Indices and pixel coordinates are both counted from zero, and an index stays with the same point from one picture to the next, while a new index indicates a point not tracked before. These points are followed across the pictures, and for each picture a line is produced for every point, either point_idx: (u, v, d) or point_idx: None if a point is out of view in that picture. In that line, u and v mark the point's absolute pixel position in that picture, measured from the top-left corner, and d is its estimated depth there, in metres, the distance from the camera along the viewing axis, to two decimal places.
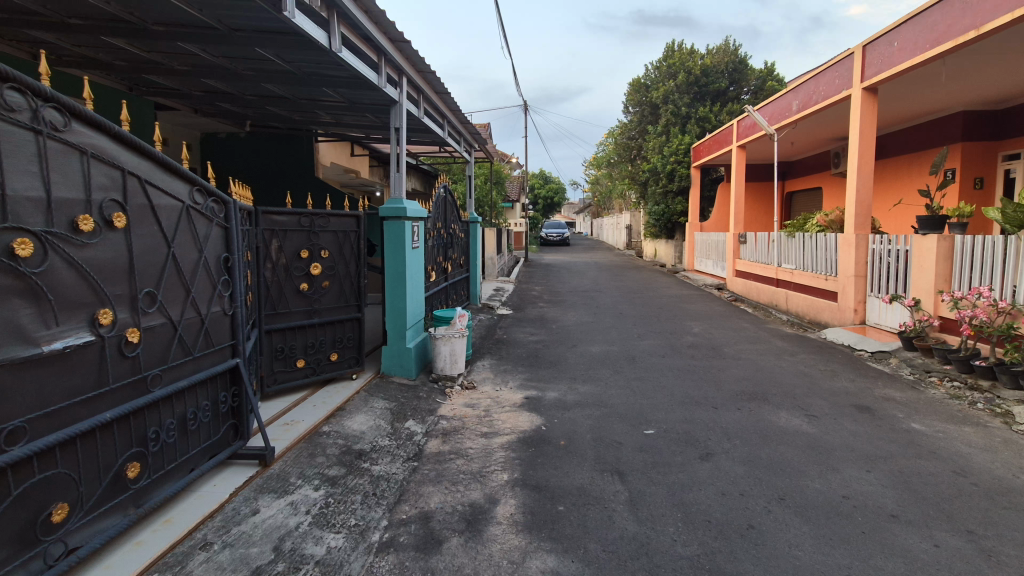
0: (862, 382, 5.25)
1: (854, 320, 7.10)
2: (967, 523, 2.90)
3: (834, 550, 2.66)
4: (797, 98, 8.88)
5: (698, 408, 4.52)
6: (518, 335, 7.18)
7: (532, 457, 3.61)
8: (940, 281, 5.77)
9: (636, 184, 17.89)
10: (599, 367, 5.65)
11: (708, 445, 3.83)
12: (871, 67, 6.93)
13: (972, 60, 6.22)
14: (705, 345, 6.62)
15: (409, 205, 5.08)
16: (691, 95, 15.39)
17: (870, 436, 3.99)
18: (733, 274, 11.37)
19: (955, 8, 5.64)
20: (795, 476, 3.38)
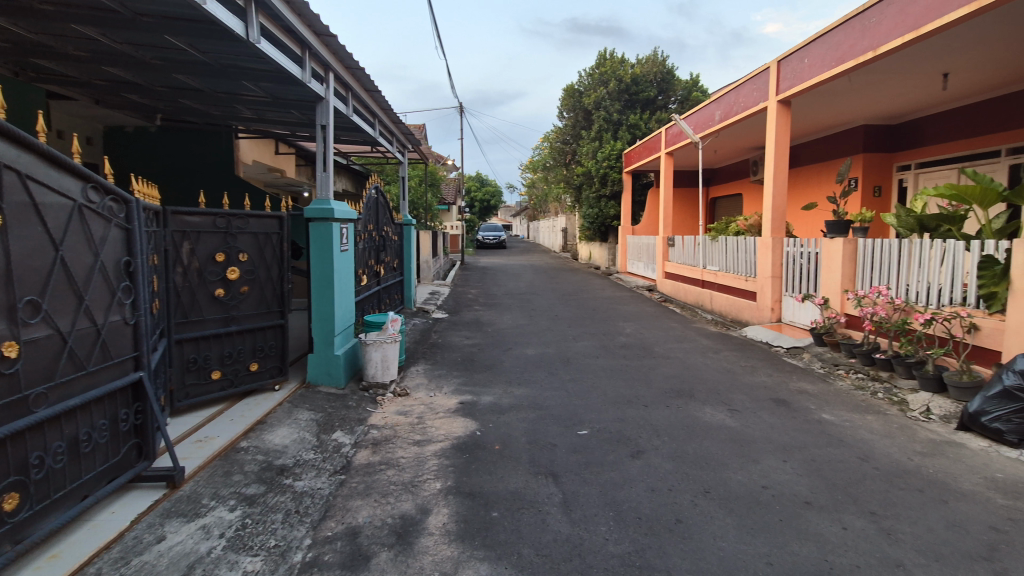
0: (779, 376, 5.59)
1: (771, 318, 7.57)
2: (870, 505, 3.13)
3: (755, 539, 2.79)
4: (719, 108, 9.38)
5: (629, 407, 4.63)
6: (453, 338, 7.08)
7: (466, 463, 3.55)
8: (845, 281, 6.25)
9: (571, 188, 18.25)
10: (534, 370, 5.67)
11: (638, 442, 3.91)
12: (785, 81, 7.42)
13: (870, 78, 6.81)
14: (636, 345, 6.82)
15: (337, 206, 4.87)
16: (622, 103, 15.91)
17: (786, 428, 4.23)
18: (663, 275, 11.82)
19: (855, 31, 6.16)
20: (719, 469, 3.53)
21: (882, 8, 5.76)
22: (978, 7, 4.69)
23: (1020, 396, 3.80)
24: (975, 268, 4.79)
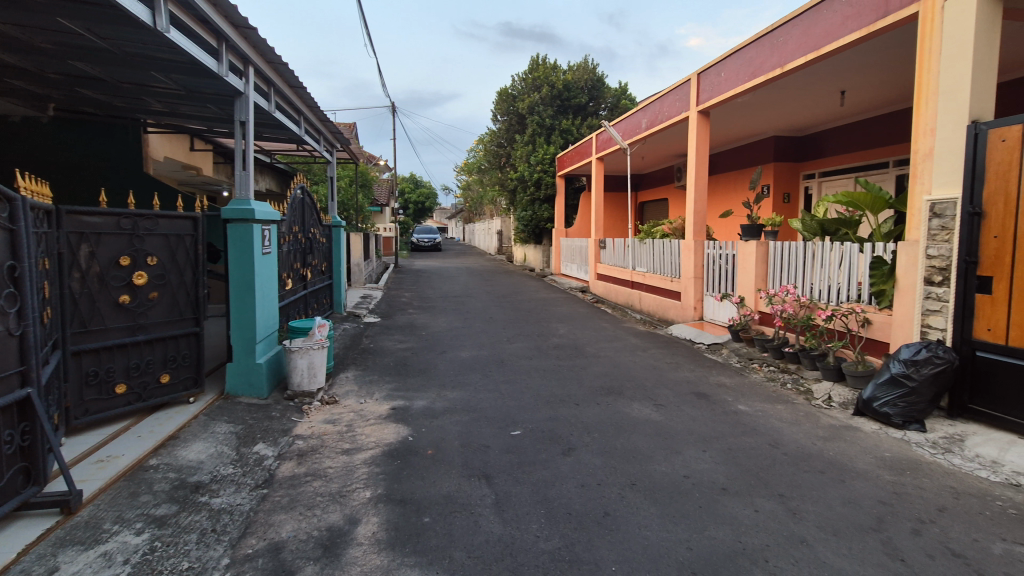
0: (700, 371, 5.92)
1: (694, 316, 7.99)
2: (779, 487, 3.38)
3: (676, 526, 2.93)
4: (645, 116, 9.79)
5: (561, 405, 4.73)
6: (386, 343, 6.94)
7: (398, 470, 3.49)
8: (759, 280, 6.71)
9: (505, 191, 18.40)
10: (468, 372, 5.66)
11: (569, 440, 4.01)
12: (704, 93, 7.86)
13: (779, 92, 7.36)
14: (569, 345, 6.98)
15: (258, 207, 4.65)
16: (554, 108, 16.26)
17: (706, 420, 4.48)
18: (595, 276, 12.17)
19: (765, 49, 6.64)
20: (645, 461, 3.69)
21: (788, 29, 6.25)
22: (868, 32, 5.21)
23: (904, 382, 4.26)
24: (867, 269, 5.30)
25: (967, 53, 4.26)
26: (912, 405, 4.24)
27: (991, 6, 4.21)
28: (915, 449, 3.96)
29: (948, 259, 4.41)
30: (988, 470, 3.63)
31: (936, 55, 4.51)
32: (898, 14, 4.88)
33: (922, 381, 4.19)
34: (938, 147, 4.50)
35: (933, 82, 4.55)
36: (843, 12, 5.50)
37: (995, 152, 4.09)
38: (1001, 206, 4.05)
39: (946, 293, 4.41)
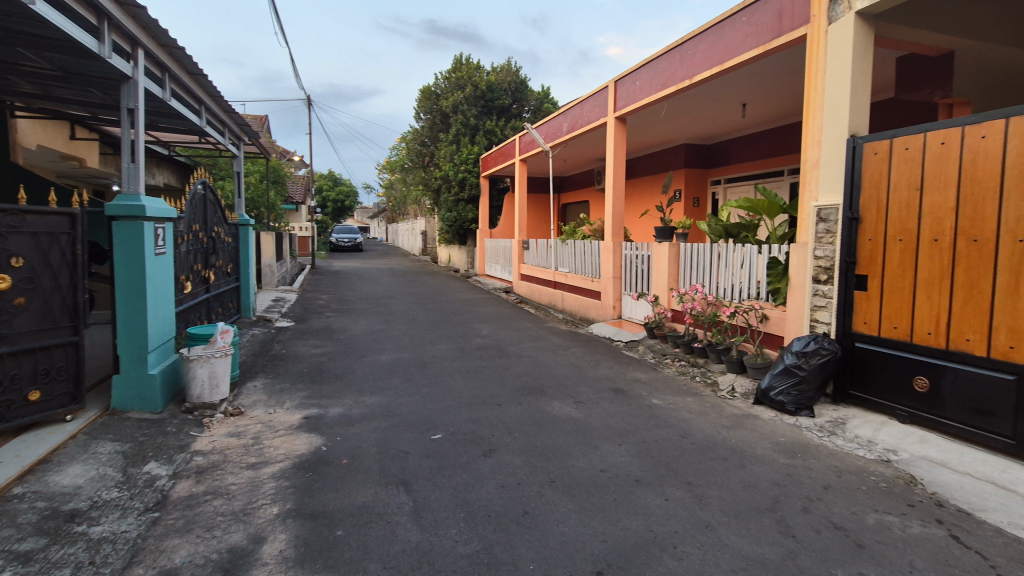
0: (617, 368, 6.14)
1: (613, 315, 8.29)
2: (687, 476, 3.57)
3: (593, 520, 3.01)
4: (566, 120, 10.02)
5: (483, 407, 4.72)
6: (299, 348, 6.60)
7: (309, 482, 3.31)
8: (671, 280, 7.08)
9: (429, 191, 18.18)
10: (388, 376, 5.51)
11: (491, 441, 4.00)
12: (621, 100, 8.17)
13: (688, 102, 7.82)
14: (492, 346, 6.99)
15: (150, 203, 4.25)
16: (478, 108, 16.27)
17: (622, 415, 4.65)
18: (519, 277, 12.30)
19: (675, 61, 7.02)
20: (564, 458, 3.76)
21: (696, 43, 6.64)
22: (765, 50, 5.65)
23: (795, 372, 4.67)
24: (765, 269, 5.74)
25: (846, 74, 4.72)
26: (802, 393, 4.65)
27: (866, 32, 4.70)
28: (805, 433, 4.34)
29: (832, 259, 4.88)
30: (865, 448, 4.05)
31: (821, 74, 4.97)
32: (790, 35, 5.33)
33: (810, 371, 4.61)
34: (823, 157, 4.96)
35: (819, 99, 5.01)
36: (743, 30, 5.93)
37: (869, 163, 4.58)
38: (874, 213, 4.55)
39: (830, 290, 4.87)
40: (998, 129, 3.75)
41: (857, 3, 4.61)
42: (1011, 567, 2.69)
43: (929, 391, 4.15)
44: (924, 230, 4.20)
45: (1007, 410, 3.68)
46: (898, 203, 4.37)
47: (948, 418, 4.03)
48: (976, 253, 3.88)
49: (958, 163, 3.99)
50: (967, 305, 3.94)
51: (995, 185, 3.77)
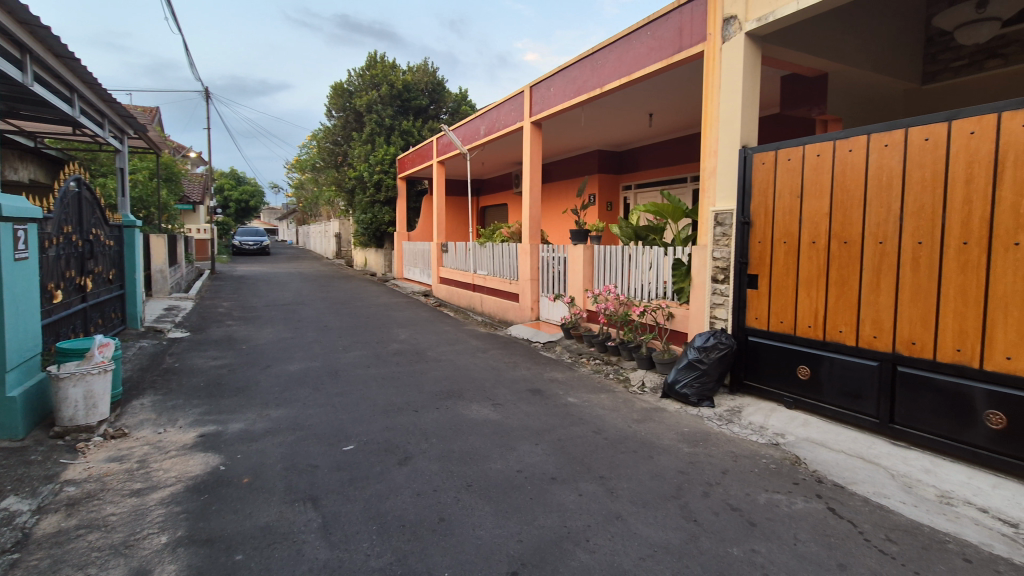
0: (535, 368, 6.24)
1: (531, 316, 8.44)
2: (599, 470, 3.70)
3: (509, 520, 3.03)
4: (483, 123, 10.05)
5: (399, 414, 4.61)
6: (196, 361, 6.09)
7: (205, 506, 3.06)
8: (586, 281, 7.32)
9: (342, 192, 17.52)
10: (296, 388, 5.22)
11: (406, 449, 3.91)
12: (536, 105, 8.34)
13: (599, 110, 8.13)
14: (409, 350, 6.86)
15: (7, 201, 3.74)
16: (394, 108, 15.94)
17: (538, 414, 4.73)
18: (438, 280, 12.17)
19: (586, 69, 7.28)
20: (481, 461, 3.75)
21: (605, 53, 6.93)
22: (667, 63, 6.00)
23: (697, 365, 4.99)
24: (670, 270, 6.08)
25: (737, 89, 5.13)
26: (704, 384, 4.99)
27: (754, 53, 5.14)
28: (705, 422, 4.66)
29: (727, 260, 5.28)
30: (758, 434, 4.41)
31: (716, 89, 5.37)
32: (689, 51, 5.70)
33: (711, 364, 4.96)
34: (719, 166, 5.35)
35: (714, 111, 5.40)
36: (647, 43, 6.27)
37: (758, 172, 5.01)
38: (763, 217, 4.98)
39: (727, 289, 5.27)
40: (862, 143, 4.23)
41: (746, 24, 5.03)
42: (876, 531, 3.04)
43: (810, 378, 4.60)
44: (804, 233, 4.65)
45: (872, 392, 4.16)
46: (783, 209, 4.81)
47: (826, 403, 4.49)
48: (846, 254, 4.35)
49: (830, 174, 4.46)
50: (839, 301, 4.40)
51: (860, 194, 4.25)
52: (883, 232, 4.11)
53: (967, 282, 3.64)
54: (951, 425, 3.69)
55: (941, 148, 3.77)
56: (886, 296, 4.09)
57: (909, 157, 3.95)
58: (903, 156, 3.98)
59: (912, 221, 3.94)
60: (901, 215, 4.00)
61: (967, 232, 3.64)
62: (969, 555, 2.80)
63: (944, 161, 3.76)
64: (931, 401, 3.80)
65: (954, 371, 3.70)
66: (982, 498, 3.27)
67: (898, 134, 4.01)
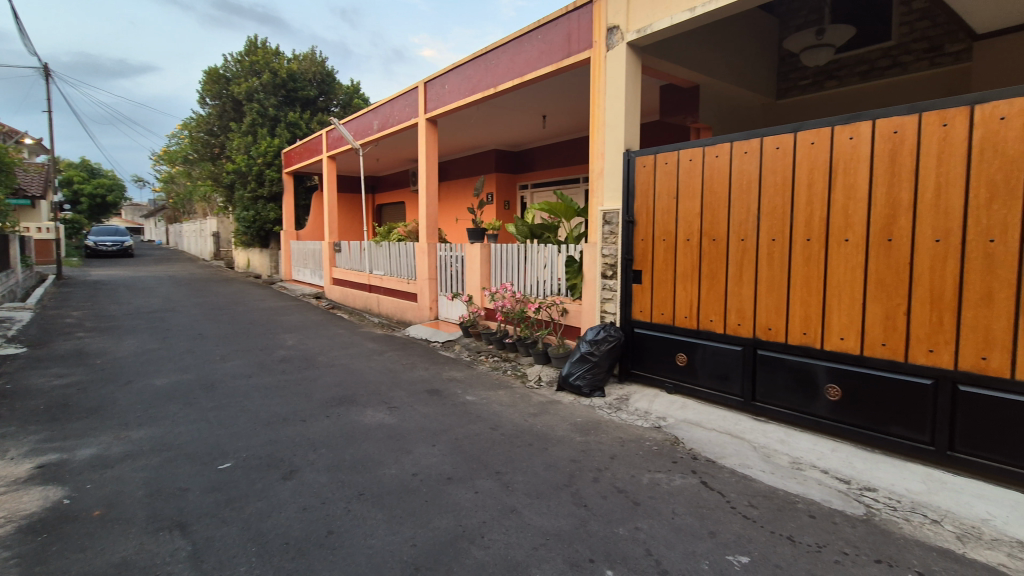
0: (433, 369, 6.17)
1: (429, 316, 8.34)
2: (495, 465, 3.74)
3: (402, 526, 2.96)
4: (376, 118, 9.72)
5: (285, 425, 4.33)
6: (34, 380, 5.25)
7: (43, 547, 2.64)
8: (483, 279, 7.38)
9: (219, 187, 16.07)
10: (163, 405, 4.69)
11: (292, 462, 3.68)
12: (431, 102, 8.23)
13: (494, 109, 8.20)
14: (297, 357, 6.46)
15: None
16: (278, 98, 14.94)
17: (435, 415, 4.67)
18: (331, 281, 11.61)
19: (481, 68, 7.31)
20: (374, 468, 3.63)
21: (498, 54, 7.01)
22: (557, 67, 6.20)
23: (589, 358, 5.24)
24: (563, 267, 6.30)
25: (621, 95, 5.44)
26: (595, 375, 5.24)
27: (635, 62, 5.47)
28: (596, 411, 4.90)
29: (615, 256, 5.58)
30: (643, 419, 4.72)
31: (601, 94, 5.64)
32: (576, 56, 5.93)
33: (601, 356, 5.22)
34: (606, 168, 5.63)
35: (601, 115, 5.68)
36: (538, 47, 6.43)
37: (640, 174, 5.35)
38: (645, 216, 5.33)
39: (615, 284, 5.57)
40: (726, 150, 4.68)
41: (627, 35, 5.34)
42: (740, 498, 3.39)
43: (687, 364, 5.01)
44: (680, 231, 5.05)
45: (738, 374, 4.62)
46: (662, 209, 5.18)
47: (700, 386, 4.91)
48: (715, 250, 4.79)
49: (701, 176, 4.87)
50: (710, 293, 4.83)
51: (725, 196, 4.70)
52: (744, 231, 4.58)
53: (810, 274, 4.16)
54: (800, 399, 4.21)
55: (789, 156, 4.27)
56: (747, 288, 4.56)
57: (764, 163, 4.43)
58: (759, 162, 4.46)
59: (767, 220, 4.43)
60: (759, 215, 4.48)
61: (809, 229, 4.17)
62: (813, 511, 3.22)
63: (791, 167, 4.26)
64: (786, 379, 4.31)
65: (801, 352, 4.22)
66: (823, 461, 3.77)
67: (755, 143, 4.48)
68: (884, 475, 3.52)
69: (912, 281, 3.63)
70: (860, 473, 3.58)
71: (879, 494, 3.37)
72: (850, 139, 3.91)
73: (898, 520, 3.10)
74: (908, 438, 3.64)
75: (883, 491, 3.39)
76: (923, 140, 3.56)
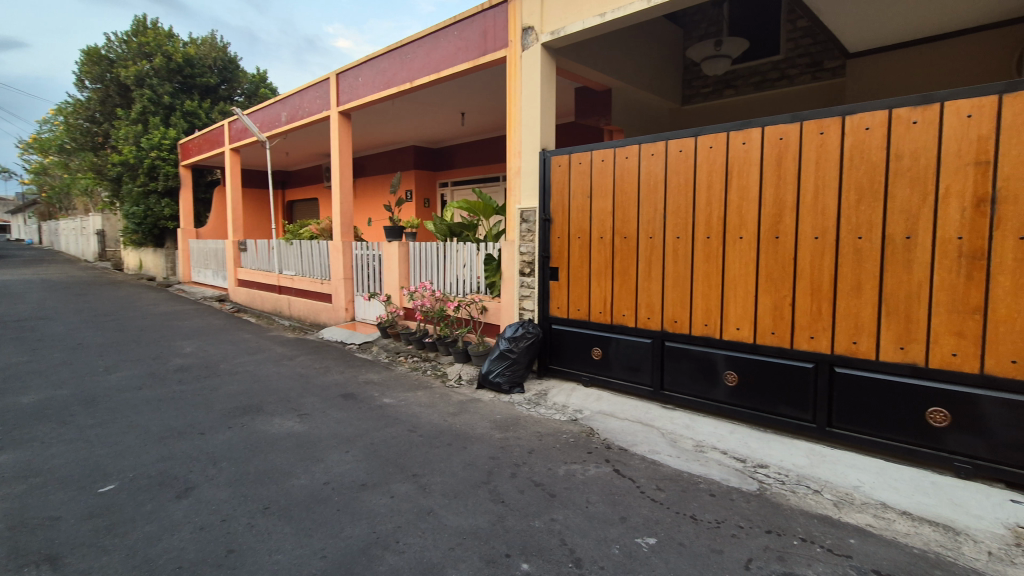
0: (348, 372, 5.95)
1: (345, 317, 8.03)
2: (412, 468, 3.67)
3: (311, 538, 2.82)
4: (284, 109, 9.20)
5: (181, 439, 3.99)
6: None
7: None
8: (402, 278, 7.22)
9: (102, 180, 14.51)
10: (31, 425, 4.15)
11: (188, 479, 3.40)
12: (343, 95, 7.91)
13: (411, 105, 8.04)
14: (196, 365, 5.98)
15: None
16: (173, 85, 13.74)
17: (350, 420, 4.50)
18: (236, 283, 10.86)
19: (396, 62, 7.13)
20: (281, 479, 3.44)
21: (414, 48, 6.87)
22: (473, 65, 6.17)
23: (508, 355, 5.29)
24: (482, 265, 6.31)
25: (536, 95, 5.52)
26: (515, 372, 5.30)
27: (549, 63, 5.58)
28: (515, 407, 4.96)
29: (532, 254, 5.67)
30: (560, 412, 4.84)
31: (518, 93, 5.69)
32: (492, 55, 5.94)
33: (520, 353, 5.29)
34: (523, 167, 5.70)
35: (517, 114, 5.73)
36: (454, 43, 6.37)
37: (556, 173, 5.47)
38: (561, 215, 5.45)
39: (532, 281, 5.66)
40: (635, 152, 4.89)
41: (541, 36, 5.43)
42: (649, 483, 3.56)
43: (601, 357, 5.19)
44: (593, 230, 5.22)
45: (648, 365, 4.86)
46: (576, 208, 5.33)
47: (613, 378, 5.12)
48: (626, 248, 4.99)
49: (613, 176, 5.06)
50: (622, 288, 5.03)
51: (635, 195, 4.91)
52: (652, 229, 4.81)
53: (710, 270, 4.46)
54: (702, 386, 4.50)
55: (691, 159, 4.54)
56: (655, 283, 4.80)
57: (669, 165, 4.68)
58: (665, 164, 4.70)
59: (672, 219, 4.68)
60: (664, 214, 4.72)
61: (709, 228, 4.45)
62: (713, 490, 3.45)
63: (693, 169, 4.53)
64: (690, 368, 4.58)
65: (704, 343, 4.51)
66: (723, 443, 4.05)
67: (661, 146, 4.72)
68: (774, 453, 3.85)
69: (796, 275, 3.99)
70: (754, 452, 3.89)
71: (771, 470, 3.67)
72: (743, 144, 4.22)
73: (786, 493, 3.40)
74: (795, 417, 4.00)
75: (773, 467, 3.70)
76: (803, 147, 3.92)
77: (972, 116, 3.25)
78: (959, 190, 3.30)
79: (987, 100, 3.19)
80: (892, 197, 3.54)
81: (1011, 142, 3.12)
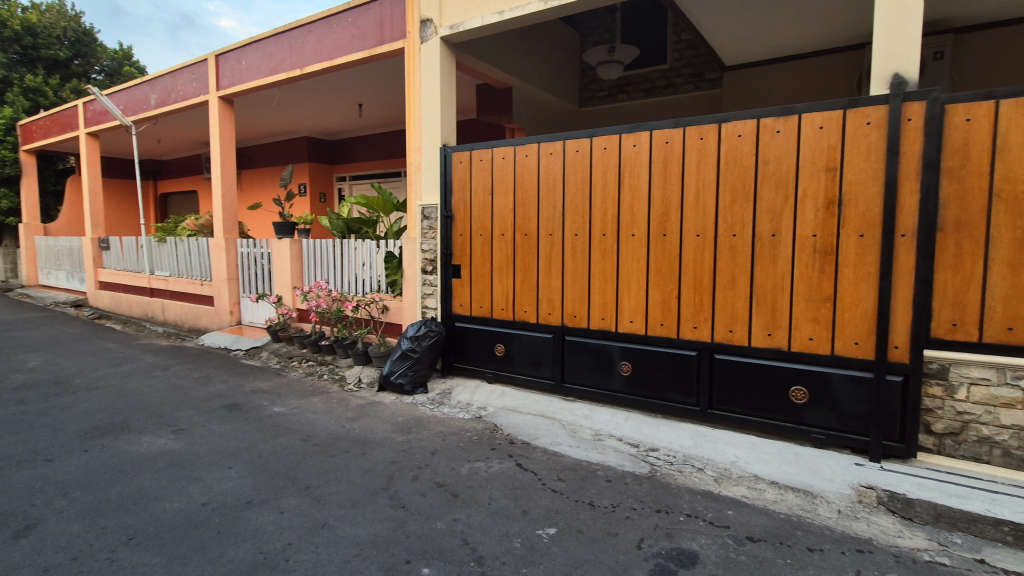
0: (233, 381, 5.47)
1: (230, 321, 7.39)
2: (305, 480, 3.45)
3: (185, 566, 2.55)
4: (154, 92, 8.25)
5: (20, 469, 3.42)
6: None
7: None
8: (295, 278, 6.77)
9: None
10: None
11: (30, 514, 2.92)
12: (224, 78, 7.26)
13: (302, 93, 7.55)
14: (44, 381, 5.18)
15: None
16: (9, 55, 11.81)
17: (234, 433, 4.14)
18: (97, 286, 9.58)
19: (284, 46, 6.66)
20: (150, 504, 3.08)
21: (304, 33, 6.46)
22: (370, 54, 5.93)
23: (410, 354, 5.17)
24: (383, 264, 6.10)
25: (436, 89, 5.42)
26: (418, 371, 5.19)
27: (448, 57, 5.50)
28: (418, 408, 4.85)
29: (434, 251, 5.59)
30: (464, 411, 4.80)
31: (417, 86, 5.56)
32: (389, 45, 5.74)
33: (422, 352, 5.20)
34: (424, 162, 5.58)
35: (417, 108, 5.59)
36: (349, 31, 6.08)
37: (457, 170, 5.41)
38: (463, 212, 5.41)
39: (435, 279, 5.58)
40: (534, 150, 4.97)
41: (440, 29, 5.34)
42: (551, 475, 3.64)
43: (505, 354, 5.23)
44: (495, 227, 5.24)
45: (549, 360, 4.98)
46: (478, 204, 5.32)
47: (517, 373, 5.18)
48: (527, 245, 5.06)
49: (513, 174, 5.10)
50: (524, 285, 5.09)
51: (534, 193, 4.99)
52: (551, 227, 4.92)
53: (605, 266, 4.65)
54: (600, 377, 4.70)
55: (586, 159, 4.70)
56: (555, 279, 4.92)
57: (567, 165, 4.81)
58: (562, 163, 4.83)
59: (570, 217, 4.82)
60: (563, 212, 4.85)
61: (604, 225, 4.64)
62: (610, 476, 3.61)
63: (589, 169, 4.70)
64: (589, 360, 4.76)
65: (601, 336, 4.70)
66: (619, 430, 4.26)
67: (558, 145, 4.84)
68: (664, 436, 4.11)
69: (681, 270, 4.28)
70: (646, 437, 4.13)
71: (661, 453, 3.91)
72: (634, 147, 4.45)
73: (674, 472, 3.65)
74: (681, 402, 4.30)
75: (663, 449, 3.95)
76: (686, 151, 4.20)
77: (823, 128, 3.66)
78: (814, 193, 3.71)
79: (835, 114, 3.61)
80: (760, 198, 3.91)
81: (853, 151, 3.56)
